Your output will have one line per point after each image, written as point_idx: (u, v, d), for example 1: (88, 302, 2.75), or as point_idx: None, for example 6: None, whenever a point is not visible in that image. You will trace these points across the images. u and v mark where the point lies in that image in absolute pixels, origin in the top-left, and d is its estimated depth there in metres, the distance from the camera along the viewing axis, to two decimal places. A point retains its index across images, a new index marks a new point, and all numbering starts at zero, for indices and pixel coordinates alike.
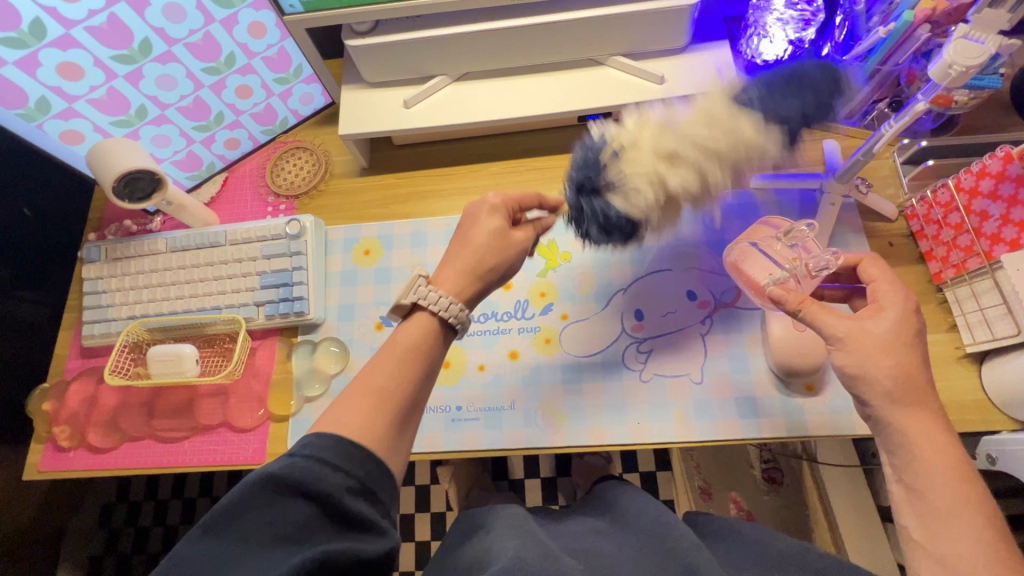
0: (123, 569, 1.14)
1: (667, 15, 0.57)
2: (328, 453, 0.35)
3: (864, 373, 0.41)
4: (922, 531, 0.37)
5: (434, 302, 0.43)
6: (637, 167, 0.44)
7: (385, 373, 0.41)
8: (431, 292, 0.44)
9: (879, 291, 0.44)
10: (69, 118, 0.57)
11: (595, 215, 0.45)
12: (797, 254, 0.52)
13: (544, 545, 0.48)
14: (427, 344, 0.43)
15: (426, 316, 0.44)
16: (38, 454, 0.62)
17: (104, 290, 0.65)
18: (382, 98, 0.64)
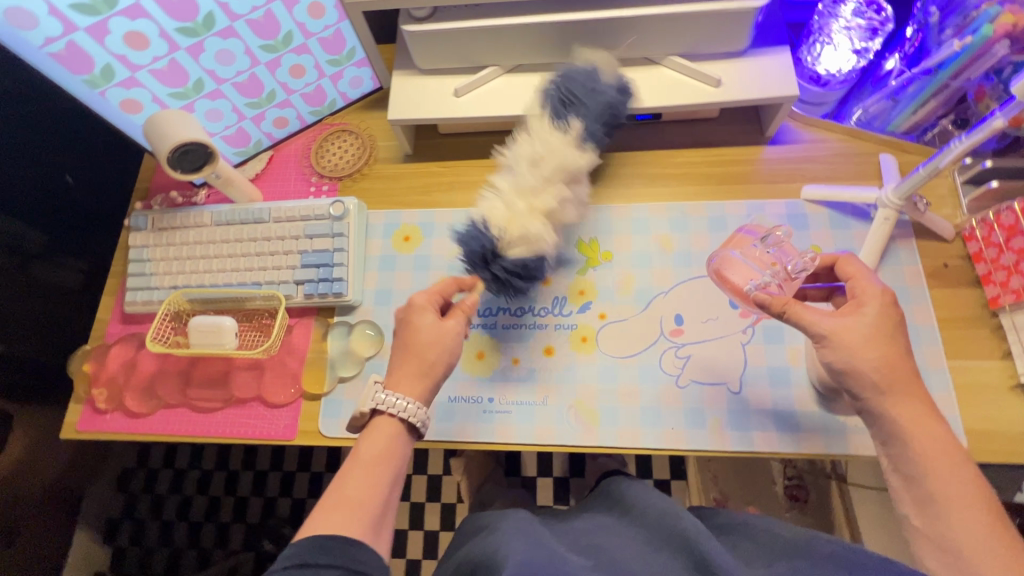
0: (138, 532, 1.17)
1: (731, 17, 0.55)
2: (312, 554, 0.39)
3: (853, 368, 0.43)
4: (923, 519, 0.40)
5: (394, 406, 0.46)
6: (514, 222, 0.56)
7: (353, 484, 0.43)
8: (390, 397, 0.47)
9: (858, 287, 0.46)
10: (130, 87, 0.58)
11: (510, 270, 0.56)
12: (776, 258, 0.53)
13: (551, 548, 0.48)
14: (394, 449, 0.46)
15: (387, 420, 0.47)
16: (75, 414, 0.64)
17: (149, 258, 0.66)
18: (432, 86, 0.64)
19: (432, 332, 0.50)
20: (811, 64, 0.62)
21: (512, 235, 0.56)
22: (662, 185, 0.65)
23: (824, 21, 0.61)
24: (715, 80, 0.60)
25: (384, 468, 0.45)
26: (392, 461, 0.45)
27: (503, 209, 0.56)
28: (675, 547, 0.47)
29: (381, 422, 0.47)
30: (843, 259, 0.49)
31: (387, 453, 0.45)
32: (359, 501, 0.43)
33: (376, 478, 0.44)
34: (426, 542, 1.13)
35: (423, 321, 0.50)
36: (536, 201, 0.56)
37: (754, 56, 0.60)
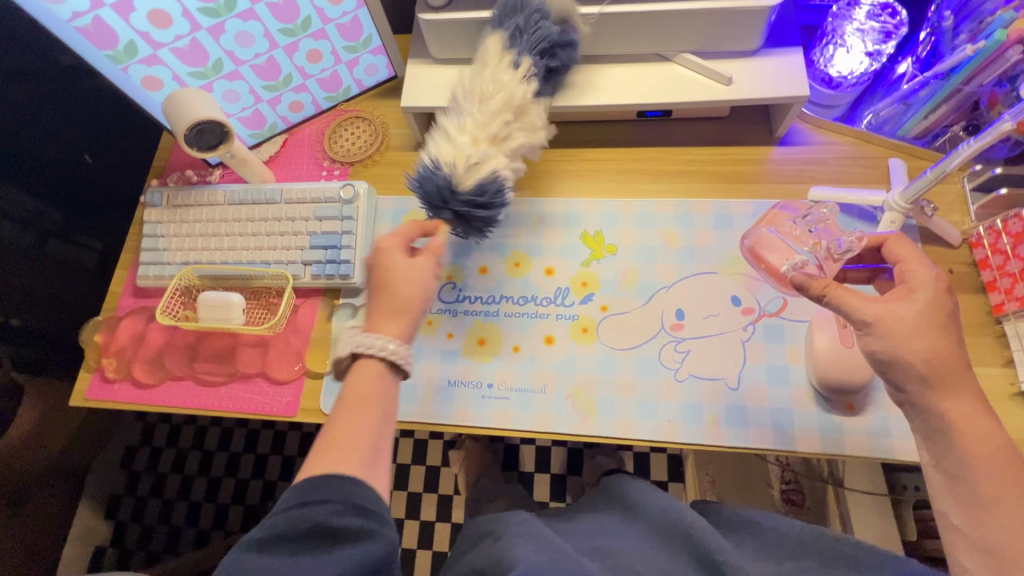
0: (139, 509, 1.19)
1: (744, 15, 0.56)
2: (308, 493, 0.38)
3: (898, 359, 0.42)
4: (965, 519, 0.39)
5: (376, 346, 0.44)
6: (465, 152, 0.55)
7: (338, 428, 0.41)
8: (369, 338, 0.44)
9: (909, 272, 0.44)
10: (152, 65, 0.59)
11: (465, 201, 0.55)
12: (818, 238, 0.53)
13: (558, 547, 0.48)
14: (378, 390, 0.44)
15: (371, 362, 0.44)
16: (85, 382, 0.65)
17: (163, 234, 0.68)
18: (445, 75, 0.65)
19: (399, 270, 0.48)
20: (823, 66, 0.63)
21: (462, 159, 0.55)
22: (669, 182, 0.65)
23: (837, 24, 0.61)
24: (727, 78, 0.60)
25: (369, 411, 0.42)
26: (377, 399, 0.43)
27: (455, 143, 0.55)
28: (678, 544, 0.48)
29: (363, 364, 0.44)
30: (892, 241, 0.47)
31: (372, 393, 0.43)
32: (347, 445, 0.41)
33: (363, 423, 0.42)
34: (421, 532, 1.14)
35: (390, 260, 0.49)
36: (485, 133, 0.55)
37: (767, 55, 0.61)
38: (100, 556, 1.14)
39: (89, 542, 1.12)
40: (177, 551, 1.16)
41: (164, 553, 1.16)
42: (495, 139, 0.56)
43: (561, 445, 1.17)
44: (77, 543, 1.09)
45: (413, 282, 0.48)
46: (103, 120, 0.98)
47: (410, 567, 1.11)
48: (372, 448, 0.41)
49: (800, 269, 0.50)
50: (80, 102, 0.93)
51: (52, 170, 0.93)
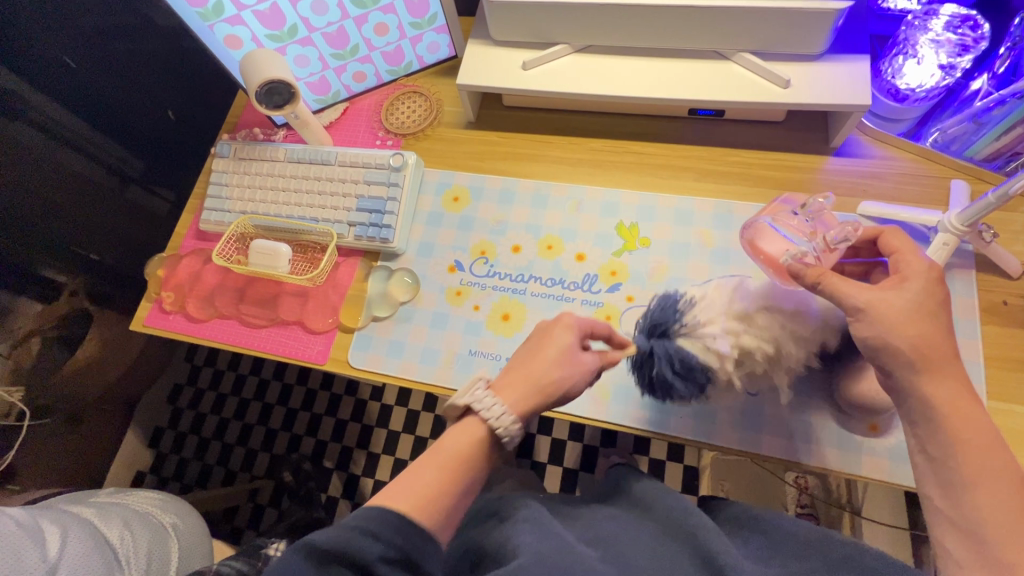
0: (178, 442, 1.28)
1: (810, 16, 0.54)
2: (379, 524, 0.38)
3: (888, 346, 0.41)
4: (950, 513, 0.38)
5: (488, 409, 0.45)
6: (717, 316, 0.51)
7: (426, 479, 0.43)
8: (489, 399, 0.45)
9: (903, 262, 0.43)
10: (235, 24, 0.64)
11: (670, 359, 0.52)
12: (815, 229, 0.52)
13: (558, 536, 0.47)
14: (473, 453, 0.45)
15: (477, 421, 0.46)
16: (145, 310, 0.71)
17: (227, 184, 0.73)
18: (503, 57, 0.67)
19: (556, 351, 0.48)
20: (890, 77, 0.61)
21: (704, 330, 0.51)
22: (713, 183, 0.65)
23: (909, 33, 0.58)
24: (785, 81, 0.59)
25: (460, 475, 0.44)
26: (474, 462, 0.45)
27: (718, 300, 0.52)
28: (682, 543, 0.47)
29: (475, 420, 0.46)
30: (888, 233, 0.46)
31: (465, 455, 0.45)
32: (425, 501, 0.42)
33: (445, 483, 0.43)
34: None
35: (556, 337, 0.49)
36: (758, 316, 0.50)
37: (830, 61, 0.59)
38: (140, 479, 1.24)
39: (132, 464, 1.23)
40: (206, 486, 1.24)
41: (195, 486, 1.24)
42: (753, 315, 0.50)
43: (576, 439, 1.17)
44: (120, 463, 1.19)
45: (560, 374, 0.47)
46: (186, 82, 1.07)
47: None
48: (446, 512, 0.42)
49: (797, 258, 0.48)
50: (173, 65, 1.03)
51: (142, 126, 1.03)
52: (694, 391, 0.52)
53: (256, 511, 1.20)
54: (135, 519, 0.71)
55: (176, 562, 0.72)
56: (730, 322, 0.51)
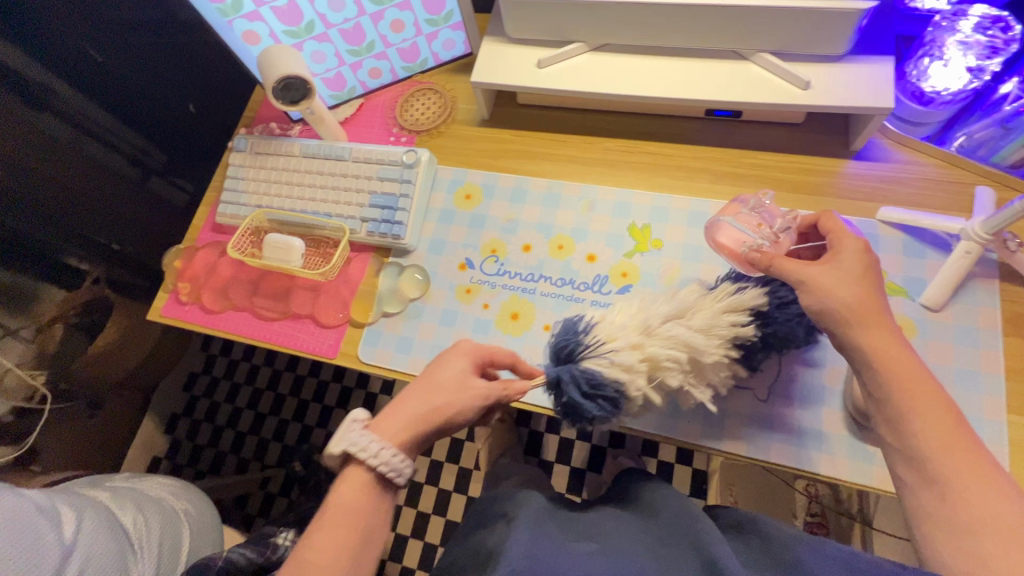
0: (192, 429, 1.30)
1: (832, 17, 0.53)
2: None
3: (826, 309, 0.44)
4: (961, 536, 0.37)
5: (367, 451, 0.46)
6: (616, 337, 0.52)
7: (316, 547, 0.43)
8: (365, 441, 0.46)
9: (837, 240, 0.48)
10: (253, 20, 0.65)
11: (579, 380, 0.50)
12: (762, 220, 0.56)
13: (555, 536, 0.47)
14: (362, 500, 0.46)
15: (360, 468, 0.47)
16: (162, 301, 0.73)
17: (242, 178, 0.74)
18: (519, 55, 0.67)
19: (443, 375, 0.50)
20: (915, 80, 0.59)
21: (608, 348, 0.51)
22: (728, 185, 0.64)
23: (936, 35, 0.57)
24: (804, 83, 0.58)
25: (354, 523, 0.45)
26: (368, 507, 0.46)
27: (617, 323, 0.52)
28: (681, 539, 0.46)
29: (357, 467, 0.47)
30: (824, 216, 0.51)
31: (355, 504, 0.46)
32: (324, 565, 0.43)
33: (339, 539, 0.44)
34: (437, 498, 1.18)
35: (446, 365, 0.51)
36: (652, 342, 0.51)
37: (853, 62, 0.58)
38: (155, 465, 1.27)
39: (148, 450, 1.25)
40: (219, 473, 1.27)
41: (208, 473, 1.27)
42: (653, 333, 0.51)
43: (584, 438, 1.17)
44: (137, 448, 1.22)
45: (452, 397, 0.49)
46: (206, 76, 1.08)
47: (422, 529, 1.16)
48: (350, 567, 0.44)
49: (754, 251, 0.52)
50: (194, 59, 1.05)
51: (164, 119, 1.05)
52: (611, 408, 0.51)
53: (267, 500, 1.22)
54: (148, 506, 0.73)
55: (187, 548, 0.74)
56: (639, 336, 0.51)
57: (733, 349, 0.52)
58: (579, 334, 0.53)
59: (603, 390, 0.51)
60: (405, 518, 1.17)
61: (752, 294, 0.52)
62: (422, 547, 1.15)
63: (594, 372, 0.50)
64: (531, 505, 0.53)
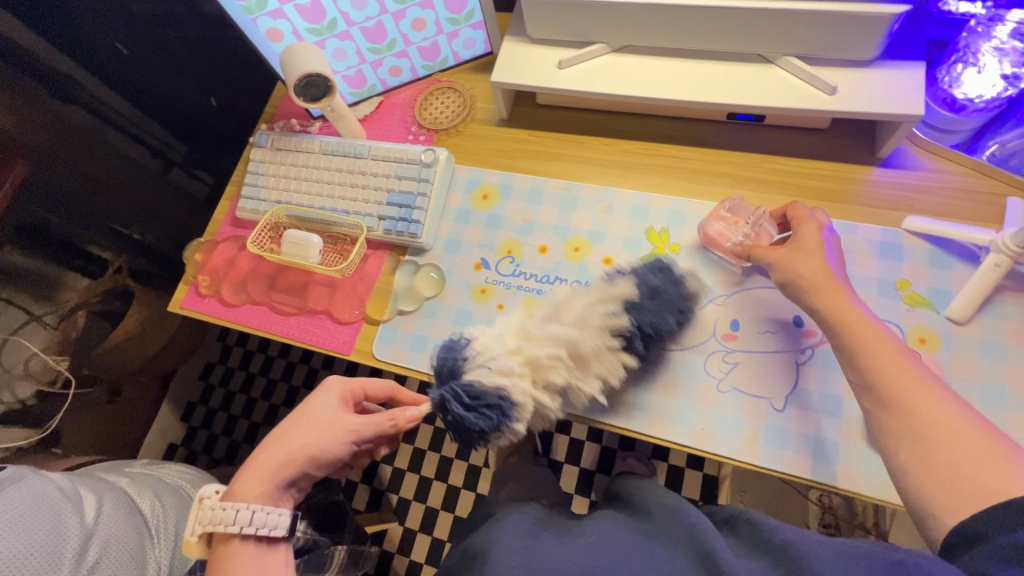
0: (207, 418, 1.33)
1: (862, 21, 0.52)
2: None
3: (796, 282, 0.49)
4: None
5: (234, 519, 0.45)
6: (493, 349, 0.52)
7: None
8: (225, 511, 0.45)
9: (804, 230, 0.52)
10: (277, 18, 0.65)
11: (460, 394, 0.51)
12: (738, 218, 0.60)
13: (546, 544, 0.48)
14: (248, 567, 0.45)
15: (235, 541, 0.45)
16: (182, 293, 0.74)
17: (263, 173, 0.75)
18: (540, 55, 0.66)
19: (312, 417, 0.50)
20: (947, 86, 0.58)
21: (485, 360, 0.52)
22: (750, 190, 0.63)
23: (971, 40, 0.56)
24: (831, 87, 0.57)
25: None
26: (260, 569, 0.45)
27: (493, 337, 0.53)
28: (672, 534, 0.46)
29: (235, 542, 0.45)
30: (793, 208, 0.55)
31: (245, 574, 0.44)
32: None
33: None
34: (446, 494, 1.19)
35: (313, 409, 0.51)
36: (530, 347, 0.52)
37: (881, 67, 0.57)
38: (171, 451, 1.30)
39: (165, 437, 1.28)
40: (233, 462, 1.29)
41: (222, 461, 1.29)
42: (529, 341, 0.53)
43: (595, 440, 1.17)
44: (154, 435, 1.24)
45: (317, 436, 0.49)
46: (227, 70, 1.10)
47: (430, 524, 1.17)
48: None
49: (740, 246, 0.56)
50: (217, 53, 1.06)
51: (187, 111, 1.06)
52: (497, 417, 0.51)
53: None
54: (164, 491, 0.74)
55: None
56: (517, 341, 0.53)
57: (612, 339, 0.54)
58: (458, 351, 0.53)
59: (487, 400, 0.50)
60: (413, 512, 1.18)
61: (622, 286, 0.55)
62: (430, 542, 1.16)
63: (475, 383, 0.51)
64: (530, 516, 0.53)
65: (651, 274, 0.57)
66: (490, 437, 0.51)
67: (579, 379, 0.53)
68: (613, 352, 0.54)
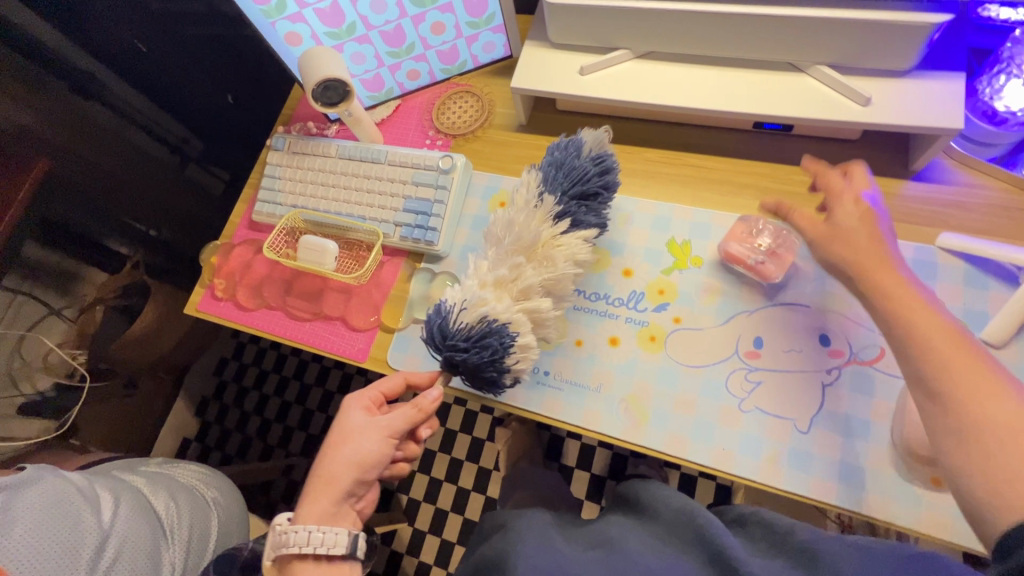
0: (221, 414, 1.34)
1: (901, 30, 0.50)
2: None
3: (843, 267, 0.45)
4: None
5: (299, 541, 0.47)
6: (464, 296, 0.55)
7: None
8: (292, 534, 0.47)
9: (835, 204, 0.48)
10: (296, 22, 0.65)
11: (455, 346, 0.53)
12: (760, 237, 0.58)
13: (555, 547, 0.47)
14: None
15: (302, 561, 0.48)
16: (198, 296, 0.74)
17: (280, 177, 0.75)
18: (561, 61, 0.65)
19: (349, 429, 0.51)
20: (988, 98, 0.56)
21: (456, 306, 0.54)
22: (776, 203, 0.61)
23: (1015, 50, 0.54)
24: (864, 99, 0.54)
25: None
26: None
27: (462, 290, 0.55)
28: (687, 540, 0.46)
29: (299, 561, 0.48)
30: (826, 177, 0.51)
31: None
32: None
33: None
34: (456, 495, 1.19)
35: (347, 420, 0.52)
36: (494, 273, 0.55)
37: (918, 78, 0.54)
38: (185, 446, 1.31)
39: (179, 431, 1.29)
40: (245, 459, 1.30)
41: (235, 457, 1.30)
42: (490, 270, 0.56)
43: (606, 446, 1.16)
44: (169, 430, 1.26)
45: (356, 445, 0.50)
46: (244, 68, 1.10)
47: (440, 526, 1.17)
48: None
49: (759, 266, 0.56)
50: (234, 52, 1.06)
51: (204, 108, 1.06)
52: (496, 347, 0.52)
53: (290, 487, 1.25)
54: (180, 492, 0.74)
55: (217, 534, 0.74)
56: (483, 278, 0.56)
57: (553, 218, 0.57)
58: (437, 320, 0.55)
59: (475, 334, 0.52)
60: (423, 514, 1.18)
61: (533, 179, 0.58)
62: (440, 543, 1.16)
63: (459, 327, 0.53)
64: (540, 521, 0.53)
65: (551, 161, 0.59)
66: (506, 359, 0.53)
67: (553, 272, 0.56)
68: (564, 234, 0.57)
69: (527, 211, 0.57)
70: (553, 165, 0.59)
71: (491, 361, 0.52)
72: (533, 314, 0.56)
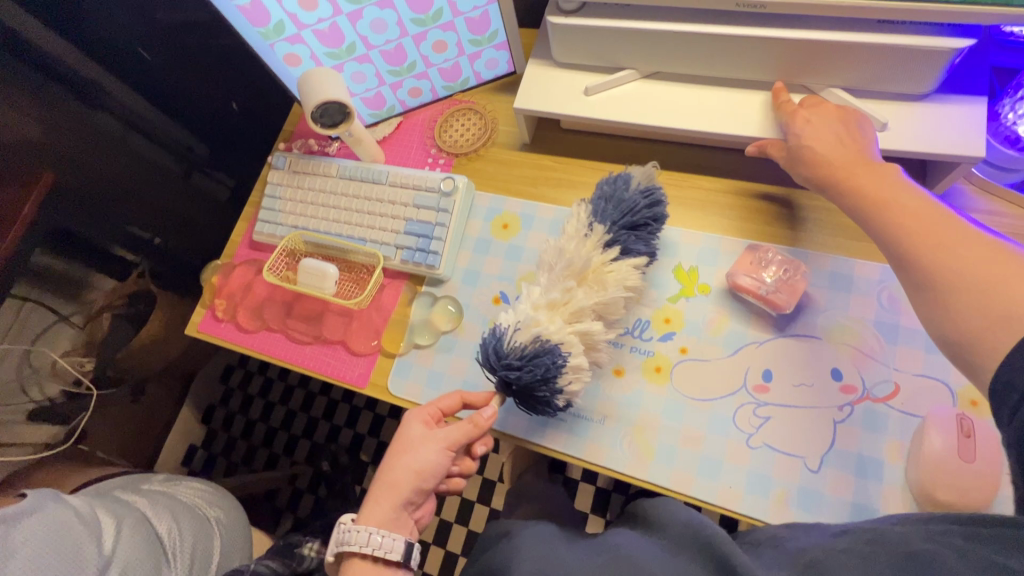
0: (226, 422, 1.34)
1: (920, 54, 0.48)
2: None
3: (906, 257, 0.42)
4: None
5: (356, 542, 0.48)
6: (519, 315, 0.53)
7: None
8: (351, 533, 0.48)
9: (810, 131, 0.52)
10: (295, 43, 0.64)
11: (509, 366, 0.51)
12: (766, 265, 0.56)
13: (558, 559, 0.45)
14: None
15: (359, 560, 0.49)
16: (199, 316, 0.74)
17: (280, 197, 0.74)
18: (565, 81, 0.63)
19: (410, 439, 0.51)
20: (1010, 122, 0.54)
21: (509, 327, 0.53)
22: (787, 227, 0.59)
23: None
24: (881, 123, 0.52)
25: None
26: None
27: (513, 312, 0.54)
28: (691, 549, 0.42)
29: (358, 560, 0.49)
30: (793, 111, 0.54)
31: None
32: None
33: None
34: (460, 507, 1.18)
35: (409, 431, 0.52)
36: (545, 298, 0.53)
37: (937, 101, 0.52)
38: (191, 453, 1.31)
39: (185, 438, 1.30)
40: (251, 467, 1.30)
41: (240, 465, 1.30)
42: (542, 291, 0.54)
43: None
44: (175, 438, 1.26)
45: (415, 456, 0.50)
46: (248, 78, 1.09)
47: (444, 537, 1.16)
48: None
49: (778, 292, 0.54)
50: (237, 62, 1.05)
51: (208, 117, 1.06)
52: (551, 367, 0.50)
53: (295, 496, 1.25)
54: (182, 512, 0.73)
55: (219, 553, 0.74)
56: (532, 300, 0.54)
57: (605, 248, 0.55)
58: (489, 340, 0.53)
59: (529, 355, 0.50)
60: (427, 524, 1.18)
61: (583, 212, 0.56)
62: (444, 555, 1.15)
63: (512, 348, 0.51)
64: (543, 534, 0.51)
65: (604, 192, 0.57)
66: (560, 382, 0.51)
67: (604, 296, 0.53)
68: (616, 262, 0.55)
69: (579, 240, 0.54)
70: (606, 197, 0.56)
71: (543, 379, 0.51)
72: (585, 336, 0.53)
